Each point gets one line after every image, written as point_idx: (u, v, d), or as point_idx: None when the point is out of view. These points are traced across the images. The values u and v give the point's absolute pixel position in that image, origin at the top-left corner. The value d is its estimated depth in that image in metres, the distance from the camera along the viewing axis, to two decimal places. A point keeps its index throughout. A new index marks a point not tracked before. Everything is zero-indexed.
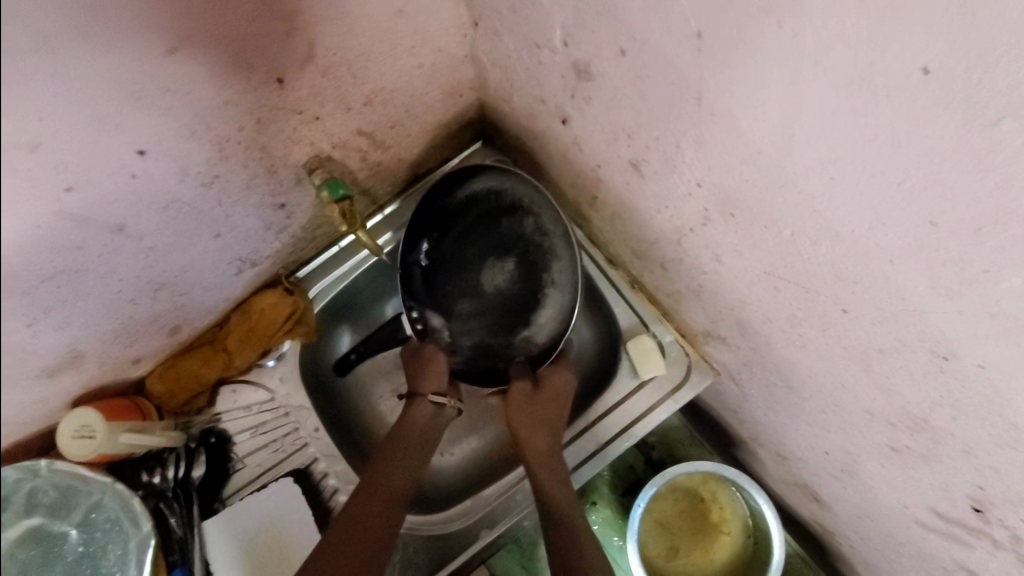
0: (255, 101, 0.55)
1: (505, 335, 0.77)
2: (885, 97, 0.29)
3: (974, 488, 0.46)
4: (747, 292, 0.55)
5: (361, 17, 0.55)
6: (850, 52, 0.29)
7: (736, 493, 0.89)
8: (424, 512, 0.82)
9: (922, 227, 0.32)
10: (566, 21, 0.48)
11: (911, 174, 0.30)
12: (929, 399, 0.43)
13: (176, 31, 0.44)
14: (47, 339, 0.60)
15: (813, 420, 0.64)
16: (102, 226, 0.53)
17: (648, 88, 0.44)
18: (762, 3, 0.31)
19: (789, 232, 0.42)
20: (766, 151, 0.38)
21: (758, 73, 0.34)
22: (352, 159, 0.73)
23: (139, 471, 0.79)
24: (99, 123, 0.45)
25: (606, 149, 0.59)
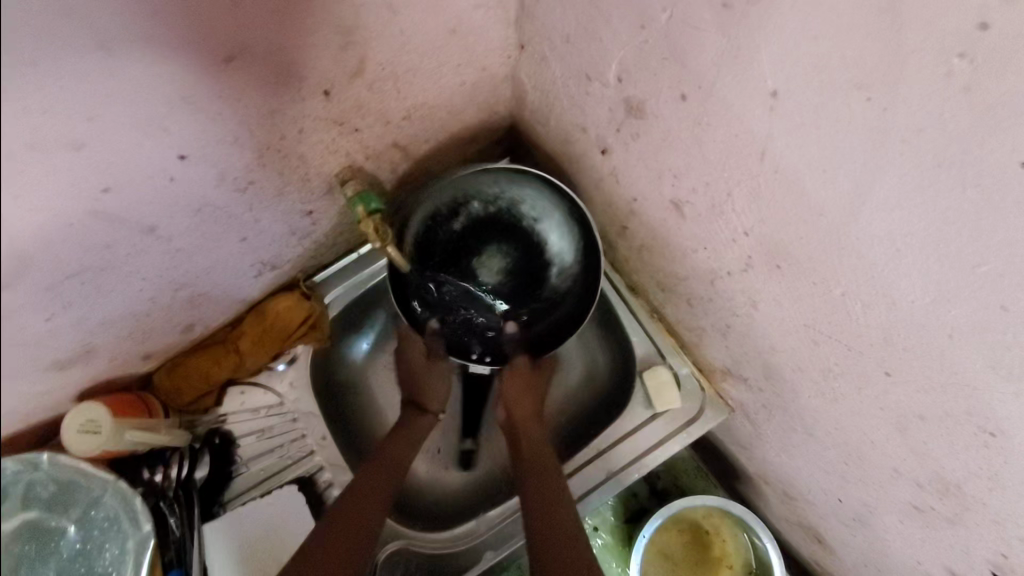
0: (300, 111, 0.54)
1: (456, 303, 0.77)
2: (974, 183, 0.28)
3: (997, 555, 0.46)
4: (780, 339, 0.55)
5: (413, 36, 0.54)
6: (943, 135, 0.28)
7: (741, 529, 0.89)
8: (426, 529, 0.82)
9: (991, 309, 0.31)
10: (625, 59, 0.48)
11: (989, 259, 0.30)
12: (965, 468, 0.42)
13: (235, 41, 0.43)
14: (65, 331, 0.58)
15: (830, 468, 0.63)
16: (134, 226, 0.52)
17: (706, 135, 0.44)
18: (852, 75, 0.31)
19: (839, 291, 0.42)
20: (829, 213, 0.38)
21: (833, 140, 0.34)
22: (383, 171, 0.72)
23: (140, 467, 0.78)
24: (147, 126, 0.44)
25: (647, 186, 0.58)
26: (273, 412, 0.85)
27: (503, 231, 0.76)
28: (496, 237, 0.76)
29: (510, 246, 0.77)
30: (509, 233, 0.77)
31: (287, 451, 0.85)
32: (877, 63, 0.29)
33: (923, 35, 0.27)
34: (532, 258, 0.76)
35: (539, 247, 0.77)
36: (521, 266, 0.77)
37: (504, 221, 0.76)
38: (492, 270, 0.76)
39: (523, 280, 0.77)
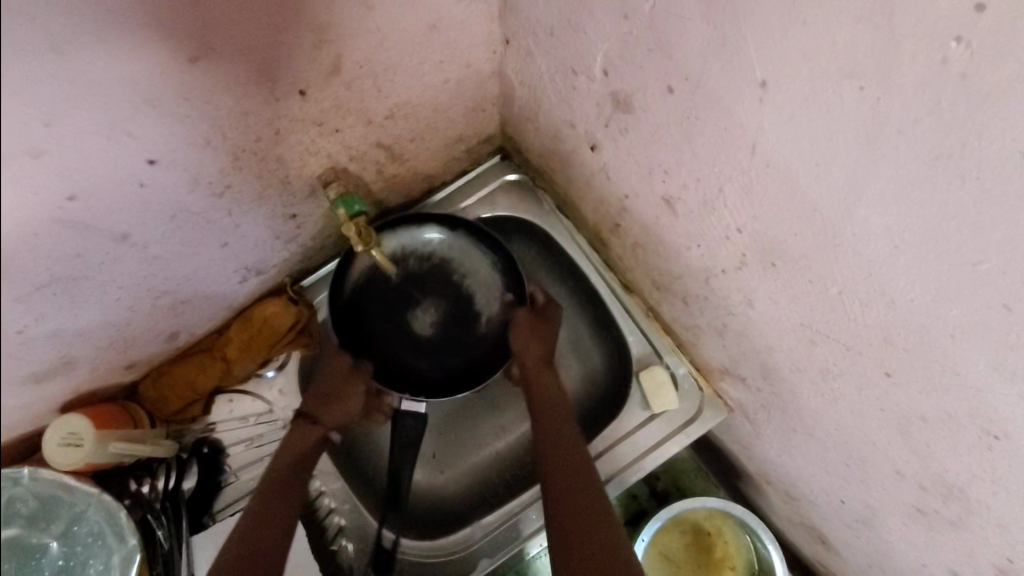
0: (275, 112, 0.52)
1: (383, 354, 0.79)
2: (973, 177, 0.26)
3: (1003, 560, 0.44)
4: (777, 339, 0.53)
5: (391, 32, 0.52)
6: (940, 126, 0.26)
7: (742, 530, 0.87)
8: (420, 536, 0.80)
9: (994, 309, 0.30)
10: (610, 52, 0.46)
11: (990, 257, 0.28)
12: (969, 472, 0.41)
13: (198, 40, 0.41)
14: (39, 344, 0.57)
15: (832, 469, 0.62)
16: (105, 235, 0.51)
17: (695, 129, 0.42)
18: (843, 63, 0.29)
19: (836, 290, 0.40)
20: (824, 210, 0.36)
21: (826, 133, 0.32)
22: (367, 172, 0.70)
23: (125, 481, 0.75)
24: (109, 131, 0.42)
25: (638, 182, 0.56)
26: (262, 420, 0.84)
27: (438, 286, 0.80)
28: (432, 292, 0.80)
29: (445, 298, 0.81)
30: (444, 287, 0.80)
31: None
32: (870, 50, 0.27)
33: (916, 19, 0.25)
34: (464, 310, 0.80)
35: (472, 298, 0.81)
36: (453, 323, 0.80)
37: (439, 276, 0.81)
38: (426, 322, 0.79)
39: (455, 329, 0.80)
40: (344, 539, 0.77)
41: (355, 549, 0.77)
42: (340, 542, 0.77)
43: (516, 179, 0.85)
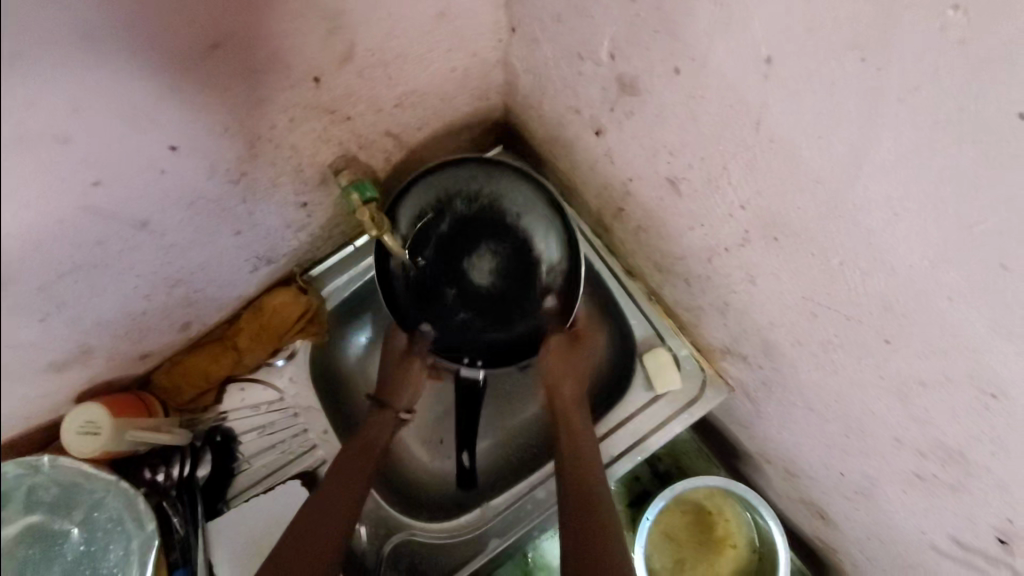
0: (290, 99, 0.53)
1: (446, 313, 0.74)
2: (970, 139, 0.28)
3: (1001, 520, 0.46)
4: (779, 314, 0.55)
5: (401, 20, 0.54)
6: (939, 91, 0.28)
7: (743, 507, 0.89)
8: (431, 519, 0.82)
9: (990, 269, 0.31)
10: (617, 35, 0.47)
11: (988, 217, 0.30)
12: (965, 433, 0.43)
13: (220, 26, 0.42)
14: (59, 333, 0.58)
15: (832, 442, 0.64)
16: (126, 222, 0.52)
17: (700, 109, 0.44)
18: (845, 36, 0.30)
19: (836, 261, 0.42)
20: (826, 181, 0.38)
21: (830, 105, 0.34)
22: (376, 160, 0.71)
23: (141, 468, 0.76)
24: (135, 117, 0.43)
25: (642, 164, 0.58)
26: (273, 408, 0.85)
27: (492, 231, 0.74)
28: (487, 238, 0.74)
29: (503, 244, 0.74)
30: (498, 232, 0.74)
31: (289, 446, 0.85)
32: (873, 20, 0.29)
33: None
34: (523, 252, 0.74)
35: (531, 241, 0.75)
36: (518, 274, 0.74)
37: (490, 218, 0.75)
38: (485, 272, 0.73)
39: (516, 276, 0.74)
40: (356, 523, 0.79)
41: (368, 532, 0.80)
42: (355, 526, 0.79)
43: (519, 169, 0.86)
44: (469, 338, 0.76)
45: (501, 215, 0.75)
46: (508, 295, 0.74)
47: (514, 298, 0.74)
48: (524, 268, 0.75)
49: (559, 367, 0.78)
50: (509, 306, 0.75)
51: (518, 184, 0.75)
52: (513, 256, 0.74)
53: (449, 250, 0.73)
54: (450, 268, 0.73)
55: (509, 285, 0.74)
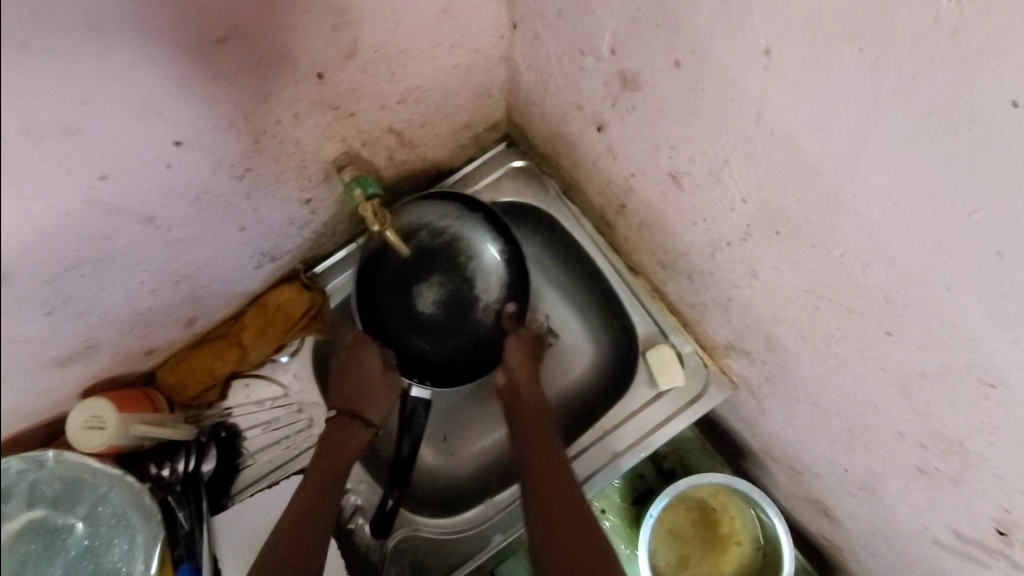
0: (294, 95, 0.54)
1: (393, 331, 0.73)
2: (965, 127, 0.28)
3: (1000, 511, 0.46)
4: (781, 308, 0.55)
5: (404, 16, 0.54)
6: (934, 80, 0.28)
7: (747, 505, 0.89)
8: (434, 514, 0.83)
9: (987, 258, 0.31)
10: (619, 30, 0.47)
11: (983, 206, 0.30)
12: (967, 424, 0.43)
13: (225, 21, 0.43)
14: (66, 327, 0.59)
15: (835, 437, 0.64)
16: (133, 216, 0.52)
17: (701, 102, 0.44)
18: (843, 27, 0.31)
19: (837, 253, 0.42)
20: (826, 172, 0.38)
21: (828, 95, 0.34)
22: (379, 157, 0.71)
23: (146, 463, 0.78)
24: (140, 111, 0.44)
25: (644, 159, 0.58)
26: (278, 404, 0.86)
27: (443, 264, 0.72)
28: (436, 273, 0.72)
29: (453, 276, 0.72)
30: (451, 264, 0.73)
31: (293, 442, 0.86)
32: (870, 9, 0.29)
33: None
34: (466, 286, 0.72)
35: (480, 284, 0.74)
36: (462, 309, 0.72)
37: (444, 253, 0.73)
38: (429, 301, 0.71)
39: (460, 309, 0.72)
40: (360, 519, 0.80)
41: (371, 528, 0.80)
42: (356, 521, 0.79)
43: (522, 166, 0.86)
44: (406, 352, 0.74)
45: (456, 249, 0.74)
46: (453, 326, 0.72)
47: (455, 329, 0.72)
48: (467, 300, 0.73)
49: (524, 363, 0.77)
50: (453, 337, 0.73)
51: (474, 225, 0.75)
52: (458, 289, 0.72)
53: (399, 278, 0.72)
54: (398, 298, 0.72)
55: (451, 318, 0.72)
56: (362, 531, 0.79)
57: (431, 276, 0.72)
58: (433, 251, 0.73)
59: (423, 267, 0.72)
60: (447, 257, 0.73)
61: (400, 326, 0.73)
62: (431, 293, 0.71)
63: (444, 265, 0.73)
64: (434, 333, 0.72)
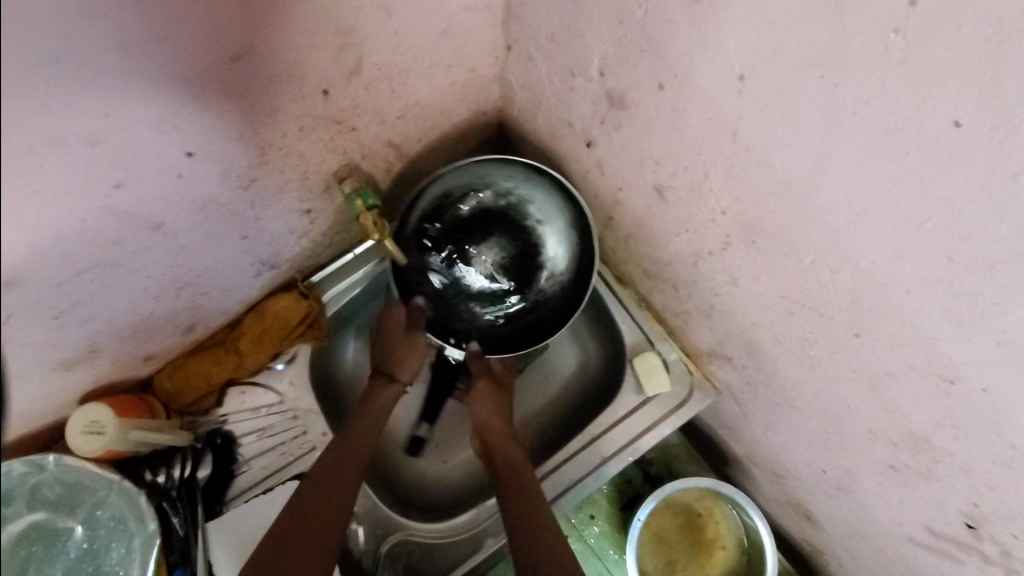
0: (300, 110, 0.57)
1: (456, 306, 0.78)
2: (915, 146, 0.32)
3: (966, 503, 0.49)
4: (759, 314, 0.58)
5: (406, 38, 0.57)
6: (888, 103, 0.31)
7: (732, 510, 0.91)
8: (426, 520, 0.85)
9: (941, 262, 0.35)
10: (607, 54, 0.51)
11: (934, 214, 0.33)
12: (932, 421, 0.46)
13: (240, 42, 0.46)
14: (71, 330, 0.60)
15: (813, 438, 0.67)
16: (143, 223, 0.55)
17: (682, 120, 0.48)
18: (805, 56, 0.34)
19: (809, 260, 0.45)
20: (796, 186, 0.41)
21: (795, 116, 0.37)
22: (377, 169, 0.74)
23: (142, 469, 0.79)
24: (156, 123, 0.46)
25: (631, 174, 0.62)
26: (273, 411, 0.87)
27: (503, 224, 0.77)
28: (497, 228, 0.77)
29: (508, 236, 0.78)
30: (510, 228, 0.77)
31: (287, 448, 0.87)
32: (827, 42, 0.32)
33: (863, 15, 0.30)
34: (525, 243, 0.77)
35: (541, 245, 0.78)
36: (521, 266, 0.77)
37: (504, 216, 0.77)
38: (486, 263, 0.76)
39: (517, 258, 0.77)
40: (355, 524, 0.80)
41: (366, 533, 0.81)
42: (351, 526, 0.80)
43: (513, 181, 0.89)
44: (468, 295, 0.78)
45: (517, 216, 0.77)
46: (517, 269, 0.77)
47: (525, 265, 0.77)
48: (529, 255, 0.77)
49: (489, 411, 0.79)
50: (522, 262, 0.77)
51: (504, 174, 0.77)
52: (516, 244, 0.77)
53: (454, 250, 0.76)
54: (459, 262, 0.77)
55: (516, 258, 0.77)
56: (357, 535, 0.80)
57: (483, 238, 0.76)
58: (477, 221, 0.77)
59: (484, 232, 0.77)
60: (491, 216, 0.77)
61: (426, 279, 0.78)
62: (488, 256, 0.76)
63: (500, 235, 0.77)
64: (495, 297, 0.77)
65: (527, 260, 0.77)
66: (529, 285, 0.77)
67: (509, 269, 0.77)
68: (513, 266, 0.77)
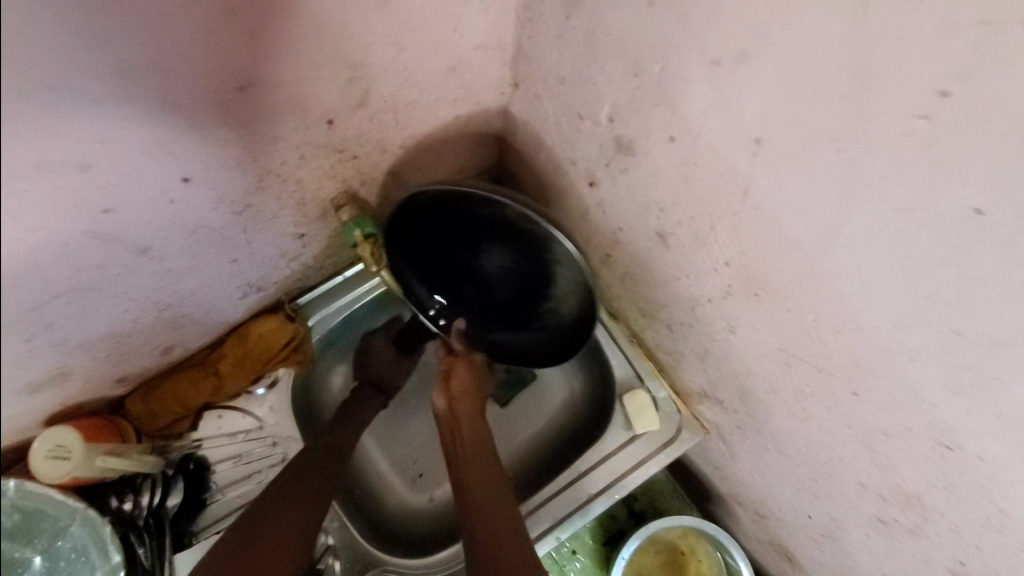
0: (303, 139, 0.55)
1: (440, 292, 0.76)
2: (932, 226, 0.32)
3: (956, 564, 0.49)
4: (756, 362, 0.59)
5: (414, 72, 0.57)
6: (907, 182, 0.32)
7: (715, 551, 0.91)
8: (406, 555, 0.83)
9: (948, 336, 0.35)
10: (618, 102, 0.52)
11: (944, 291, 0.34)
12: (926, 482, 0.46)
13: (247, 72, 0.45)
14: (41, 353, 0.57)
15: (801, 485, 0.67)
16: (128, 247, 0.52)
17: (692, 173, 0.48)
18: (826, 130, 0.34)
19: (812, 318, 0.46)
20: (804, 248, 0.41)
21: (811, 185, 0.38)
22: (375, 197, 0.73)
23: (108, 495, 0.74)
24: (152, 148, 0.44)
25: (633, 217, 0.62)
26: (251, 437, 0.84)
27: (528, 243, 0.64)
28: (516, 246, 0.65)
29: (525, 251, 0.66)
30: (531, 250, 0.65)
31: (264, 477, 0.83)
32: (849, 120, 0.33)
33: (889, 97, 0.30)
34: (536, 277, 0.68)
35: (556, 281, 0.67)
36: (522, 285, 0.69)
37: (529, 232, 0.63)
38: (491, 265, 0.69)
39: (522, 284, 0.69)
40: (330, 558, 0.78)
41: (342, 566, 0.78)
42: (326, 561, 0.77)
43: None
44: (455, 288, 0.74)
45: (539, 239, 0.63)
46: (516, 298, 0.71)
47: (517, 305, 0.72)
48: (538, 285, 0.68)
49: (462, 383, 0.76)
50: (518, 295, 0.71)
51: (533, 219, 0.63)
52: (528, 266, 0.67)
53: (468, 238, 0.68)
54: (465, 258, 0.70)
55: (519, 281, 0.69)
56: (333, 568, 0.77)
57: (497, 243, 0.66)
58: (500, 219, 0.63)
59: (497, 237, 0.66)
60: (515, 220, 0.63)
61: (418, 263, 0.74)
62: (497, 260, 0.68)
63: (514, 250, 0.66)
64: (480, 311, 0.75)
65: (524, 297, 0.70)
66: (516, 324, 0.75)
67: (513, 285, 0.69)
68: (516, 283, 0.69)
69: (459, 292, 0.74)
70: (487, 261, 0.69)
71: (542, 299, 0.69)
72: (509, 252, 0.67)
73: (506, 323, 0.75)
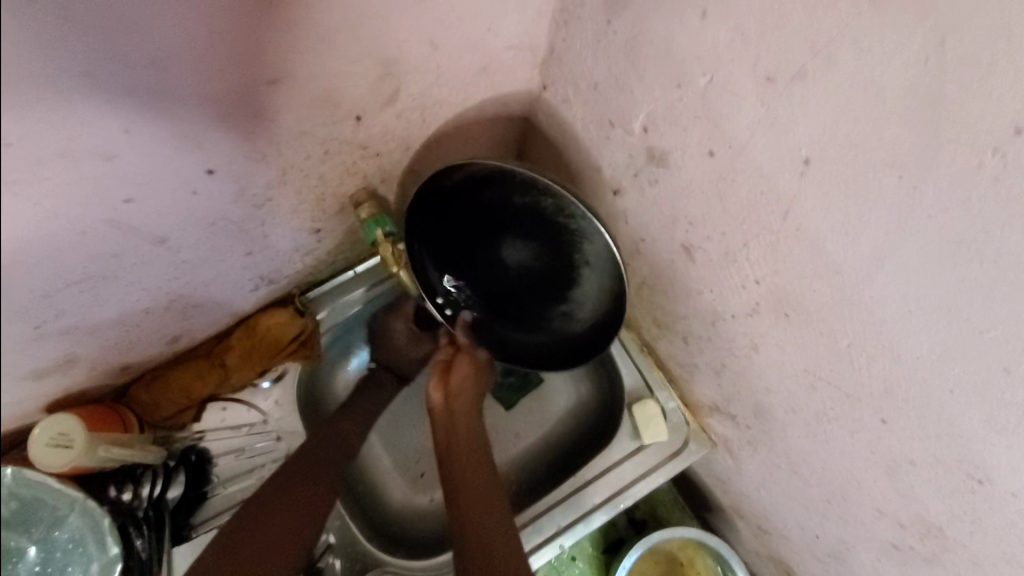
0: (329, 134, 0.54)
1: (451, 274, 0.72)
2: (992, 260, 0.31)
3: None
4: (776, 381, 0.58)
5: (445, 71, 0.55)
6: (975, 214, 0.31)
7: (716, 564, 0.90)
8: (409, 557, 0.81)
9: (995, 372, 0.35)
10: (655, 112, 0.51)
11: (997, 326, 0.33)
12: (949, 512, 0.46)
13: (282, 65, 0.44)
14: (50, 341, 0.55)
15: (811, 505, 0.66)
16: (146, 237, 0.51)
17: (728, 189, 0.47)
18: (886, 156, 0.34)
19: (845, 343, 0.45)
20: (845, 272, 0.41)
21: (861, 211, 0.37)
22: (393, 194, 0.71)
23: (107, 485, 0.72)
24: (179, 139, 0.43)
25: (658, 228, 0.61)
26: (255, 431, 0.83)
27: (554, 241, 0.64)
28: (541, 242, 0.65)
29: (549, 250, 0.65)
30: (555, 249, 0.65)
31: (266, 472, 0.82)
32: (913, 148, 0.32)
33: (962, 127, 0.29)
34: (555, 278, 0.67)
35: (572, 285, 0.67)
36: (539, 283, 0.68)
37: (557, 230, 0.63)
38: (511, 257, 0.67)
39: (536, 284, 0.68)
40: (330, 556, 0.77)
41: (342, 566, 0.77)
42: (327, 560, 0.76)
43: None
44: (468, 273, 0.71)
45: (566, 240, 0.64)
46: (530, 297, 0.70)
47: (526, 303, 0.70)
48: (554, 289, 0.68)
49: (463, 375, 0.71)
50: (528, 293, 0.69)
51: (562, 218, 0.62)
52: (546, 264, 0.66)
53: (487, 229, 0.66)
54: (480, 247, 0.68)
55: (536, 281, 0.68)
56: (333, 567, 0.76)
57: (522, 235, 0.65)
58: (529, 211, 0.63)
59: (522, 229, 0.65)
60: (545, 214, 0.63)
61: (433, 241, 0.70)
62: (517, 253, 0.67)
63: (536, 245, 0.65)
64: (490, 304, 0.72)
65: (534, 297, 0.69)
66: (526, 323, 0.72)
67: (530, 282, 0.68)
68: (534, 280, 0.68)
69: (472, 279, 0.71)
70: (508, 253, 0.67)
71: (554, 300, 0.68)
72: (531, 248, 0.66)
73: (517, 321, 0.72)
